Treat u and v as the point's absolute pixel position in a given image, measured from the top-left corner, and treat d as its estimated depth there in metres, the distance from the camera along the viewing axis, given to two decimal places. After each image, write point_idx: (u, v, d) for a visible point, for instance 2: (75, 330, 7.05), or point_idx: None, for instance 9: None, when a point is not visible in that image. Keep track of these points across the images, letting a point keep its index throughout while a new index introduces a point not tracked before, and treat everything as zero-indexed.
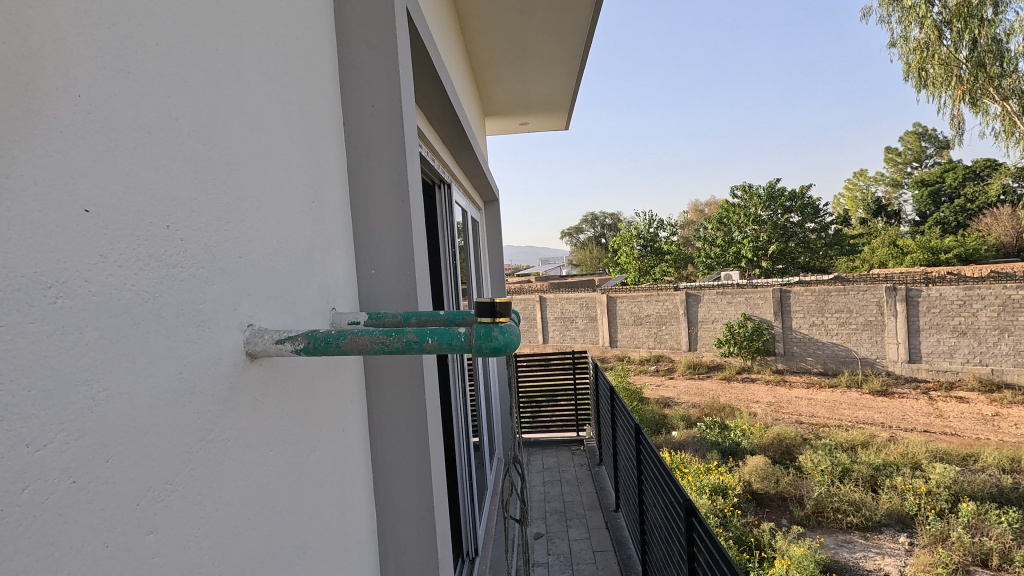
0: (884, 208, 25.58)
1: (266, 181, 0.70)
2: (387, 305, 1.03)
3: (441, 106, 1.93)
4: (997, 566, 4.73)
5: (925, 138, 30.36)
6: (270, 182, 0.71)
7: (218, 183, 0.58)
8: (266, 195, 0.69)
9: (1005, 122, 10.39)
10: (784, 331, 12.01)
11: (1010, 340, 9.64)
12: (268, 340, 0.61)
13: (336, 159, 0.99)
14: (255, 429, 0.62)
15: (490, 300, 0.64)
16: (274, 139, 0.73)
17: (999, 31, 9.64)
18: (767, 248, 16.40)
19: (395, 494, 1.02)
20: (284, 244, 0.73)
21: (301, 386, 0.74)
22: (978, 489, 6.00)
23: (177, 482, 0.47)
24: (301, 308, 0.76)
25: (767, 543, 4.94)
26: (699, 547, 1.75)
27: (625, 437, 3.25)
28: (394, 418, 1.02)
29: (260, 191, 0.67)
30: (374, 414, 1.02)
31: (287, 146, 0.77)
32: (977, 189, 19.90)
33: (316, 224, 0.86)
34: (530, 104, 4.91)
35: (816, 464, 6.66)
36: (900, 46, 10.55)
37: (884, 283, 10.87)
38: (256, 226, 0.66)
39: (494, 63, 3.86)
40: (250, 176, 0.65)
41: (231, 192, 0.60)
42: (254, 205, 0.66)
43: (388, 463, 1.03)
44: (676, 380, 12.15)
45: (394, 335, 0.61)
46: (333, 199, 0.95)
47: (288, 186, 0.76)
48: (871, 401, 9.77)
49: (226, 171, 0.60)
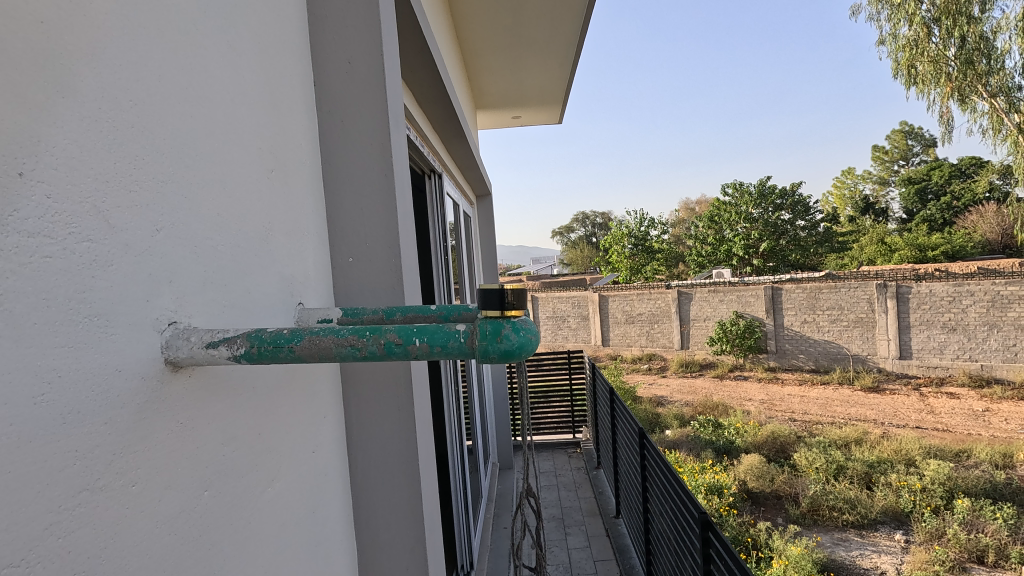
0: (872, 206, 25.74)
1: (207, 145, 0.54)
2: (369, 300, 0.87)
3: (430, 85, 1.76)
4: (994, 563, 4.65)
5: (911, 136, 30.60)
6: (212, 139, 0.55)
7: (131, 124, 0.43)
8: (203, 155, 0.53)
9: (991, 119, 10.40)
10: (776, 328, 11.93)
11: (999, 336, 9.66)
12: (195, 344, 0.45)
13: (305, 126, 0.83)
14: (182, 464, 0.45)
15: (498, 286, 0.48)
16: (215, 88, 0.57)
17: (987, 28, 9.67)
18: (758, 245, 16.36)
19: (380, 521, 0.86)
20: (228, 218, 0.57)
21: (254, 402, 0.58)
22: (972, 485, 5.92)
23: (32, 557, 0.32)
24: (254, 302, 0.60)
25: (764, 543, 4.82)
26: (715, 567, 1.60)
27: (626, 440, 3.11)
28: (378, 432, 0.86)
29: (195, 155, 0.52)
30: (354, 426, 0.86)
31: (238, 97, 0.62)
32: (962, 187, 20.06)
33: (277, 200, 0.70)
34: (522, 96, 4.75)
35: (812, 462, 6.56)
36: (889, 43, 10.56)
37: (875, 280, 10.83)
38: (190, 189, 0.51)
39: (486, 53, 3.70)
40: (176, 126, 0.49)
41: (148, 148, 0.45)
42: (187, 163, 0.50)
43: (372, 485, 0.86)
44: (668, 378, 12.05)
45: (366, 331, 0.46)
46: (304, 172, 0.79)
47: (239, 145, 0.61)
48: (863, 398, 9.70)
49: (134, 118, 0.44)
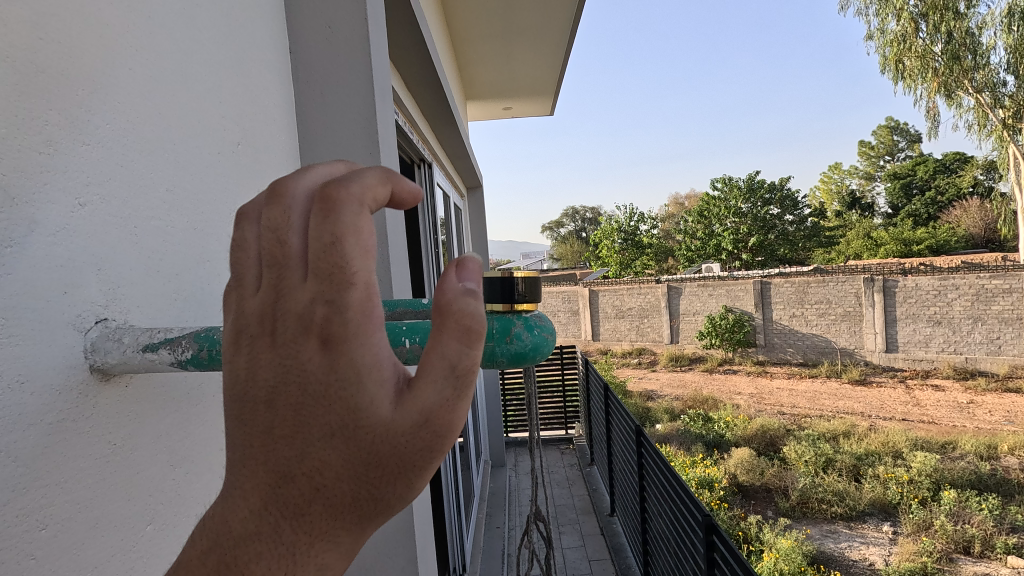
0: (858, 201, 25.94)
1: (153, 117, 0.47)
2: None
3: (420, 69, 1.67)
4: (979, 553, 4.64)
5: (897, 132, 30.81)
6: (158, 108, 0.48)
7: (50, 89, 0.36)
8: (147, 130, 0.46)
9: (977, 115, 10.45)
10: (765, 323, 11.96)
11: (983, 329, 9.75)
12: (128, 347, 0.38)
13: (279, 99, 0.74)
14: (114, 487, 0.39)
15: (507, 274, 0.39)
16: (165, 52, 0.50)
17: (974, 23, 9.74)
18: (747, 240, 16.40)
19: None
20: (177, 201, 0.49)
21: (207, 411, 0.51)
22: (958, 477, 5.94)
23: None
24: (207, 296, 0.53)
25: (754, 536, 4.80)
26: (721, 571, 1.54)
27: (621, 438, 3.05)
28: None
29: (132, 122, 0.44)
30: None
31: (191, 62, 0.54)
32: (946, 182, 20.26)
33: (243, 182, 0.62)
34: (512, 87, 4.65)
35: (801, 455, 6.56)
36: (877, 38, 10.62)
37: (862, 274, 10.89)
38: (130, 169, 0.43)
39: (477, 42, 3.60)
40: (112, 93, 0.42)
41: (72, 116, 0.38)
42: (127, 138, 0.43)
43: None
44: (658, 372, 12.04)
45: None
46: (277, 153, 0.71)
47: (195, 119, 0.53)
48: (851, 390, 9.76)
49: (53, 71, 0.36)
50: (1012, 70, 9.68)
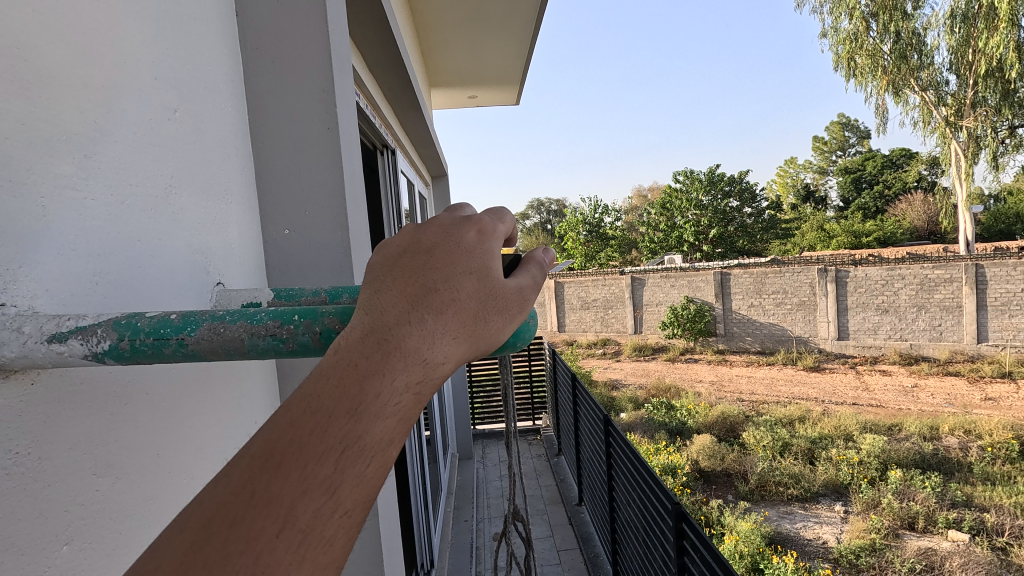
0: (812, 195, 26.88)
1: (80, 94, 0.43)
2: (308, 279, 0.73)
3: (382, 49, 1.60)
4: (923, 528, 4.87)
5: (847, 128, 32.05)
6: (85, 77, 0.43)
7: None
8: (62, 98, 0.41)
9: (922, 111, 10.97)
10: (725, 312, 12.27)
11: (927, 317, 10.22)
12: (37, 336, 0.33)
13: (227, 69, 0.68)
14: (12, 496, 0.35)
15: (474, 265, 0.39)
16: (94, 20, 0.45)
17: (920, 24, 10.25)
18: (708, 232, 16.77)
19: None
20: (96, 169, 0.44)
21: (134, 408, 0.46)
22: (904, 457, 6.22)
23: None
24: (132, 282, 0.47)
25: (716, 520, 4.91)
26: (690, 560, 1.54)
27: (589, 428, 3.05)
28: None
29: (34, 73, 0.38)
30: None
31: (128, 28, 0.49)
32: (893, 176, 21.21)
33: (180, 155, 0.56)
34: (478, 75, 4.58)
35: (759, 440, 6.77)
36: (831, 35, 11.17)
37: (817, 265, 11.28)
38: (34, 134, 0.38)
39: (441, 29, 3.52)
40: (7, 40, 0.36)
41: None
42: (37, 107, 0.38)
43: None
44: (622, 362, 12.21)
45: (295, 317, 0.34)
46: (228, 130, 0.67)
47: (128, 91, 0.48)
48: (805, 377, 10.12)
49: None
50: (954, 70, 10.22)
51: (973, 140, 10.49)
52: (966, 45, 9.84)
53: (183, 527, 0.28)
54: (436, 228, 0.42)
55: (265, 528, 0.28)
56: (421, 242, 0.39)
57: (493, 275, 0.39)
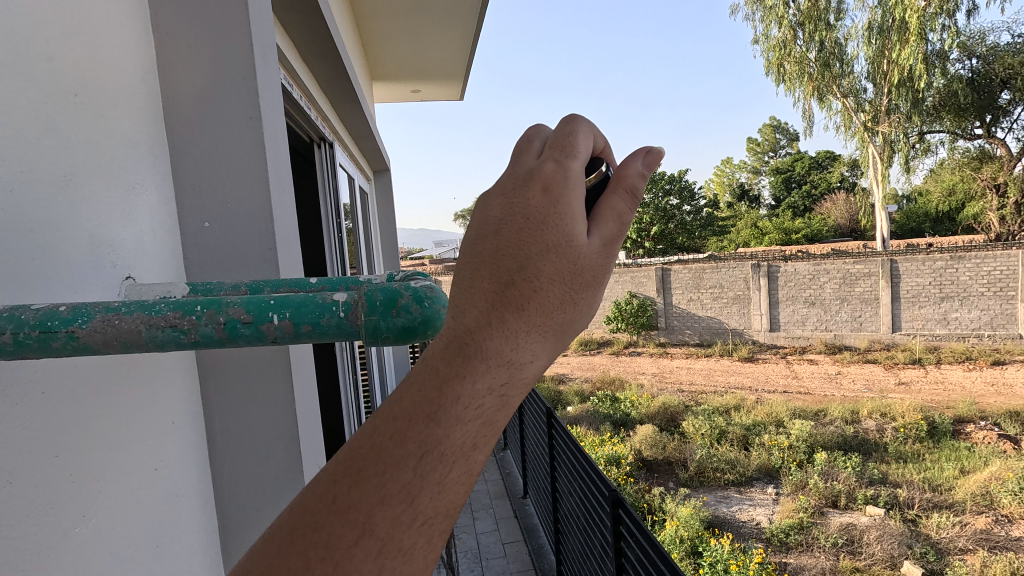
0: (746, 194, 28.21)
1: None
2: (231, 272, 0.70)
3: (315, 39, 1.55)
4: (845, 505, 5.22)
5: (778, 130, 33.71)
6: None
7: None
8: None
9: (844, 117, 11.70)
10: (666, 307, 12.69)
11: (848, 308, 10.92)
12: None
13: (137, 54, 0.65)
14: None
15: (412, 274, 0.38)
16: None
17: (841, 34, 11.00)
18: (650, 229, 17.29)
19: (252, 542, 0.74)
20: None
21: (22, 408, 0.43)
22: (828, 440, 6.65)
23: None
24: (28, 269, 0.44)
25: (658, 507, 5.08)
26: (627, 544, 1.60)
27: (533, 421, 3.09)
28: (245, 432, 0.72)
29: None
30: (216, 423, 0.72)
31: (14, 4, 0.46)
32: (819, 177, 22.58)
33: (82, 139, 0.52)
34: (421, 69, 4.51)
35: (698, 429, 7.07)
36: (763, 42, 11.91)
37: (750, 261, 11.85)
38: None
39: (381, 21, 3.45)
40: None
41: None
42: None
43: (242, 489, 0.73)
44: (569, 357, 12.40)
45: (261, 310, 0.35)
46: (139, 119, 0.63)
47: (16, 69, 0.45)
48: (740, 367, 10.63)
49: None
50: (871, 79, 10.99)
51: (888, 144, 11.30)
52: (881, 55, 10.60)
53: (272, 534, 0.35)
54: (502, 194, 0.44)
55: (345, 533, 0.34)
56: (492, 224, 0.42)
57: (575, 244, 0.41)
